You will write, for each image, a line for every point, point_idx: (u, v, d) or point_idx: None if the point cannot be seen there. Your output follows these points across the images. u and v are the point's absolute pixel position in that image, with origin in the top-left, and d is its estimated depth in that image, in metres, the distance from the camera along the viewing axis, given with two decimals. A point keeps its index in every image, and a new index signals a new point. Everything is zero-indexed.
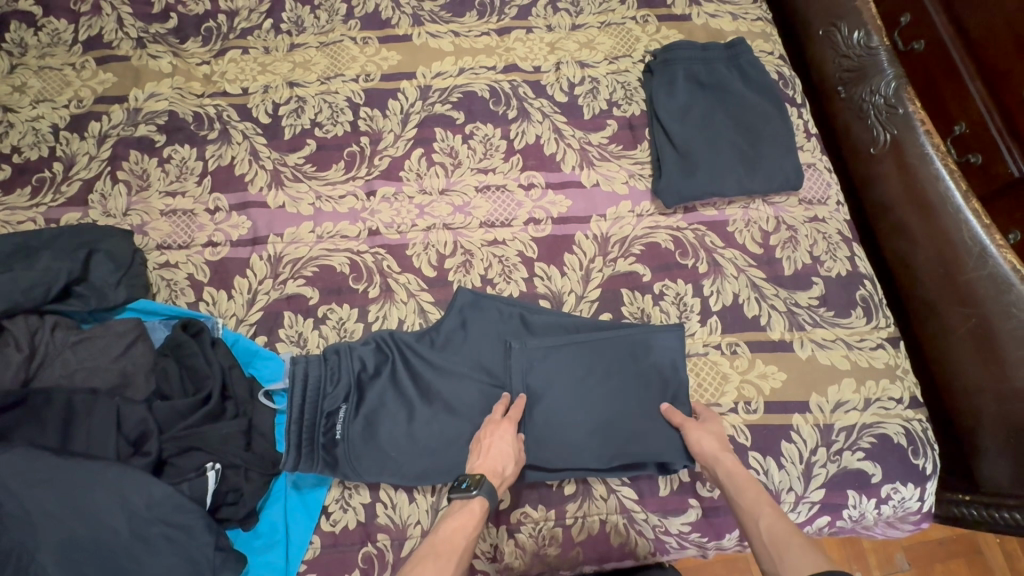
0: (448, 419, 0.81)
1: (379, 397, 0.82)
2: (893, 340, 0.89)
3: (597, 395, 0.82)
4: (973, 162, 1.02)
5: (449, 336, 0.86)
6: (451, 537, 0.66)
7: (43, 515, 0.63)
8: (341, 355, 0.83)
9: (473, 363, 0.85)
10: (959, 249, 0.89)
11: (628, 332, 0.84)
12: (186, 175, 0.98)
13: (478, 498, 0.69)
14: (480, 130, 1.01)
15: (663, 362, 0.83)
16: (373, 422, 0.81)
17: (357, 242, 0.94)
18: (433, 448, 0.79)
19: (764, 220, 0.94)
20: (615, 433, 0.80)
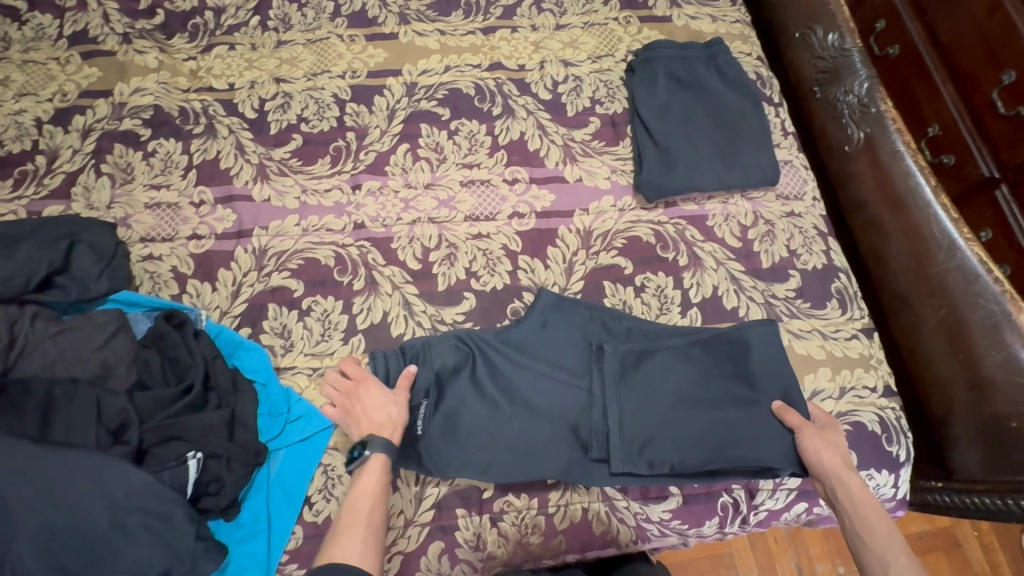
0: (525, 417, 0.81)
1: (459, 394, 0.82)
2: (867, 330, 0.91)
3: (688, 399, 0.83)
4: (946, 163, 1.05)
5: (529, 337, 0.87)
6: (358, 495, 0.70)
7: (21, 503, 0.63)
8: (428, 350, 0.83)
9: (554, 362, 0.85)
10: (930, 243, 0.92)
11: (719, 335, 0.85)
12: (171, 168, 0.98)
13: (373, 457, 0.73)
14: (465, 126, 1.02)
15: (762, 359, 0.84)
16: (452, 419, 0.80)
17: (342, 235, 0.94)
18: (504, 446, 0.79)
19: (743, 214, 0.97)
20: (708, 436, 0.80)
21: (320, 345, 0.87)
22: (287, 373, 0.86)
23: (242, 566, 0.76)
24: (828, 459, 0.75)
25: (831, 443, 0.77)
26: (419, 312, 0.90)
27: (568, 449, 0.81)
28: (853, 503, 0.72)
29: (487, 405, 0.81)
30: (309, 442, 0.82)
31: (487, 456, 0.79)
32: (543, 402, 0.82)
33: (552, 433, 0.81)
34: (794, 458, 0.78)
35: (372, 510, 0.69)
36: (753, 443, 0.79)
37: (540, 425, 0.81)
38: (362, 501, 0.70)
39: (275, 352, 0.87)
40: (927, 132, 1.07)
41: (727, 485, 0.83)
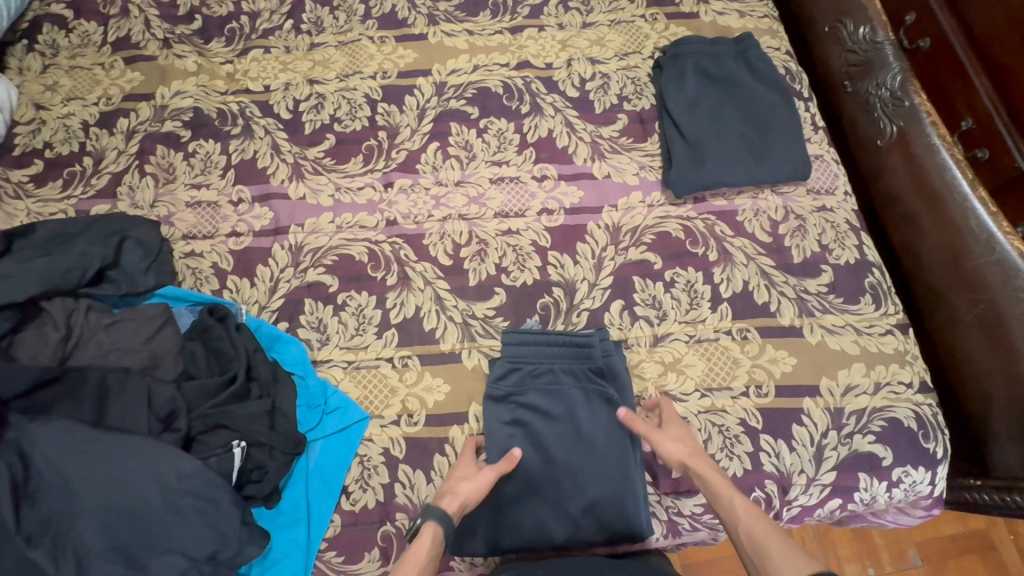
0: (532, 497, 0.79)
1: (542, 416, 0.83)
2: (902, 325, 0.90)
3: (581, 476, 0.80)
4: (980, 157, 1.02)
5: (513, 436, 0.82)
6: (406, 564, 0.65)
7: (83, 485, 0.66)
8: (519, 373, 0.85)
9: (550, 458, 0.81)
10: (967, 236, 0.91)
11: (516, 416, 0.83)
12: (210, 168, 1.01)
13: (428, 525, 0.69)
14: (494, 125, 1.04)
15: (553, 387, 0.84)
16: (578, 414, 0.82)
17: (375, 232, 0.96)
18: (590, 468, 0.80)
19: (773, 209, 0.96)
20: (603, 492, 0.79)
21: (355, 339, 0.89)
22: (323, 366, 0.88)
23: (284, 553, 0.78)
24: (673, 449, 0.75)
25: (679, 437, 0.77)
26: (451, 307, 0.91)
27: (561, 538, 0.79)
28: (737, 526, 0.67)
29: (548, 445, 0.81)
30: (345, 434, 0.84)
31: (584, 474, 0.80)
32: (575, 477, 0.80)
33: (549, 519, 0.78)
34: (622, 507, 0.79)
35: None
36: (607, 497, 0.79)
37: (544, 505, 0.79)
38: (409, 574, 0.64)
39: (312, 345, 0.89)
40: (960, 126, 1.05)
41: (759, 480, 0.82)
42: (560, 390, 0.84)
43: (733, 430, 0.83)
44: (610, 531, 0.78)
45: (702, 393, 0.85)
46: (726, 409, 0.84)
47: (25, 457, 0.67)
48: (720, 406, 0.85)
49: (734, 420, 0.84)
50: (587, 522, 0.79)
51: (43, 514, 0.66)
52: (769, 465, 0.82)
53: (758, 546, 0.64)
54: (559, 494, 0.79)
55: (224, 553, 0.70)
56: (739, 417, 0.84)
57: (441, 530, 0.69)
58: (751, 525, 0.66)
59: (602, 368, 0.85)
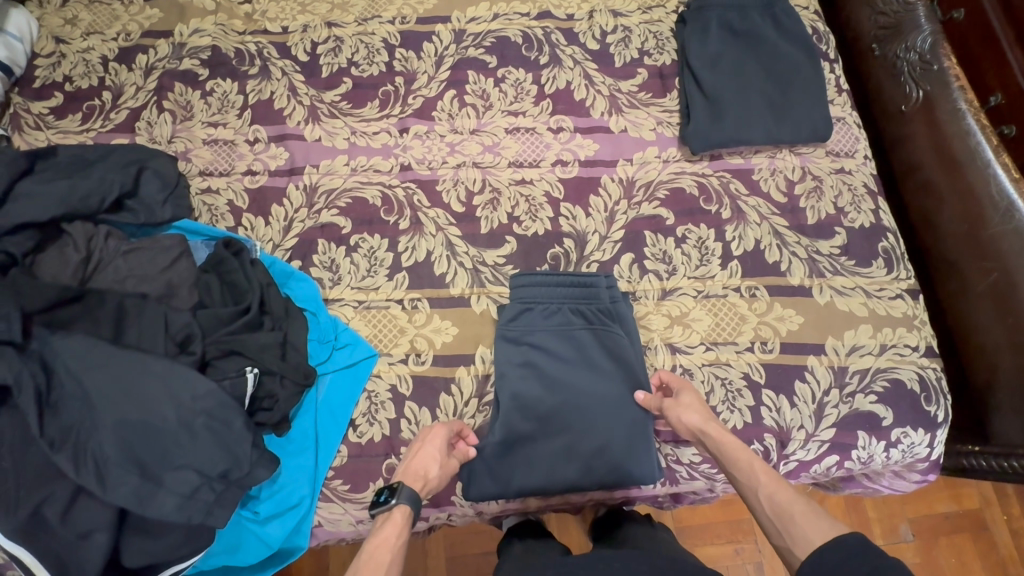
0: (544, 435, 0.81)
1: (552, 360, 0.84)
2: (912, 291, 0.89)
3: (589, 415, 0.81)
4: (1006, 134, 1.00)
5: (521, 378, 0.83)
6: (378, 548, 0.69)
7: (102, 397, 0.69)
8: (529, 317, 0.86)
9: (559, 399, 0.82)
10: (984, 204, 0.90)
11: (526, 357, 0.84)
12: (228, 108, 1.02)
13: (398, 507, 0.73)
14: (512, 74, 1.03)
15: (559, 332, 0.85)
16: (585, 357, 0.84)
17: (389, 176, 0.97)
18: (600, 409, 0.82)
19: (790, 169, 0.95)
20: (611, 432, 0.81)
21: (366, 280, 0.91)
22: (334, 305, 0.90)
23: (292, 478, 0.81)
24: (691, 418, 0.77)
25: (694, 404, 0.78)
26: (461, 253, 0.92)
27: (574, 477, 0.80)
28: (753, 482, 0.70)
29: (558, 387, 0.82)
30: (356, 369, 0.86)
31: (588, 416, 0.81)
32: (582, 417, 0.81)
33: (562, 456, 0.80)
34: (628, 449, 0.80)
35: (391, 563, 0.69)
36: (609, 437, 0.80)
37: (556, 444, 0.81)
38: (381, 552, 0.69)
39: (324, 284, 0.91)
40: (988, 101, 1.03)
41: (759, 433, 0.83)
42: (568, 333, 0.85)
43: (736, 383, 0.84)
44: (624, 471, 0.80)
45: (707, 346, 0.86)
46: (730, 362, 0.85)
47: (47, 368, 0.70)
48: (724, 359, 0.85)
49: (737, 374, 0.85)
50: (600, 460, 0.80)
51: (64, 422, 0.68)
52: (770, 419, 0.83)
53: (777, 507, 0.66)
54: (571, 434, 0.81)
55: (235, 473, 0.73)
56: (743, 371, 0.85)
57: (409, 512, 0.73)
58: (778, 494, 0.67)
59: (609, 313, 0.86)
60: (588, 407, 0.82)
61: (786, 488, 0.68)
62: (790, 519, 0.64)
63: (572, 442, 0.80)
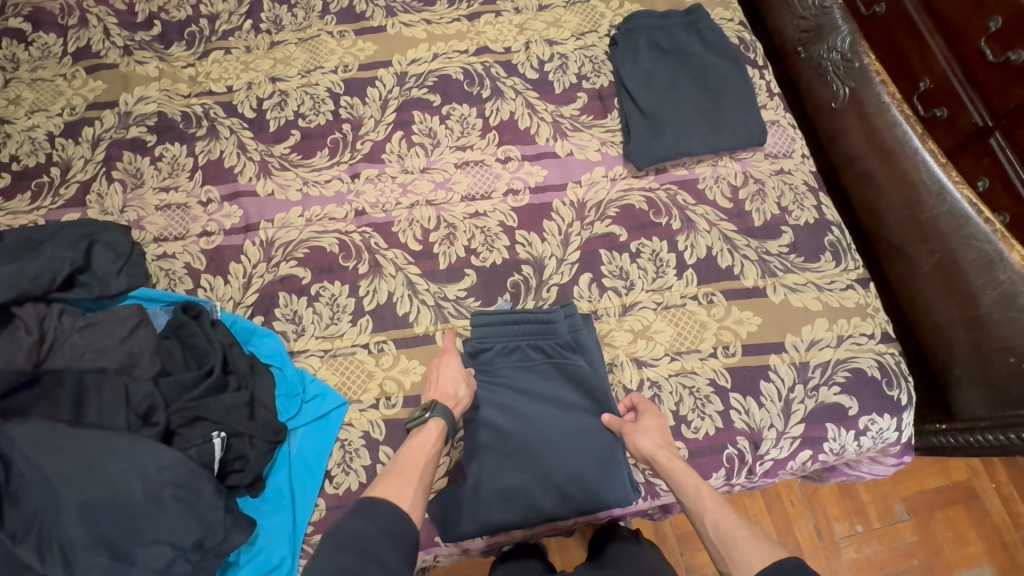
0: (518, 469, 0.81)
1: (518, 395, 0.85)
2: (862, 280, 0.92)
3: (558, 445, 0.81)
4: (940, 116, 1.07)
5: (488, 417, 0.83)
6: (414, 452, 0.75)
7: (64, 480, 0.68)
8: (489, 355, 0.87)
9: (526, 433, 0.82)
10: (920, 190, 0.93)
11: (490, 396, 0.84)
12: (178, 171, 1.02)
13: (433, 420, 0.78)
14: (457, 111, 1.05)
15: (520, 367, 0.86)
16: (551, 388, 0.85)
17: (345, 223, 0.98)
18: (571, 439, 0.82)
19: (732, 175, 0.98)
20: (582, 459, 0.81)
21: (330, 328, 0.91)
22: (300, 356, 0.89)
23: (270, 539, 0.80)
24: (647, 443, 0.77)
25: (651, 427, 0.79)
26: (423, 291, 0.93)
27: (552, 507, 0.80)
28: (701, 506, 0.71)
29: (527, 422, 0.83)
30: (326, 421, 0.85)
31: (558, 447, 0.81)
32: (552, 447, 0.81)
33: (537, 489, 0.80)
34: (600, 474, 0.81)
35: (426, 466, 0.74)
36: (581, 464, 0.81)
37: (530, 477, 0.80)
38: (418, 456, 0.75)
39: (288, 337, 0.90)
40: (919, 88, 1.09)
41: (731, 437, 0.84)
42: (531, 367, 0.86)
43: (703, 390, 0.86)
44: (600, 497, 0.80)
45: (672, 356, 0.88)
46: (696, 370, 0.87)
47: (5, 457, 0.68)
48: (689, 368, 0.87)
49: (703, 381, 0.86)
50: (575, 490, 0.80)
51: (26, 511, 0.67)
52: (740, 422, 0.84)
53: (722, 531, 0.68)
54: (544, 465, 0.81)
55: (210, 541, 0.72)
56: (709, 377, 0.86)
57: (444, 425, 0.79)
58: (725, 518, 0.68)
59: (570, 346, 0.86)
60: (557, 438, 0.82)
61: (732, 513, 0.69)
62: (733, 543, 0.66)
63: (546, 475, 0.80)
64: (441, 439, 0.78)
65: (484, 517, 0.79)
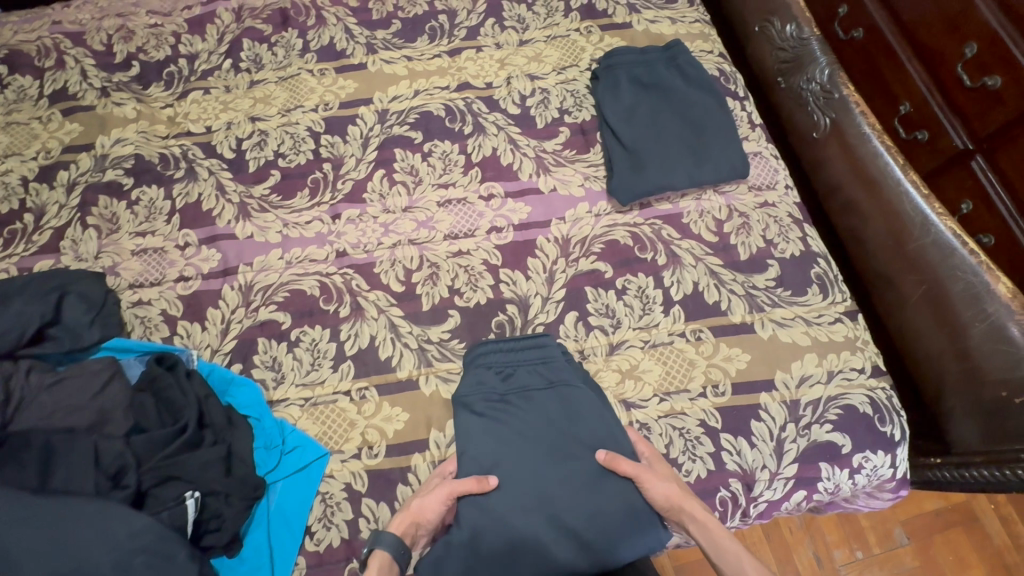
0: (523, 513, 0.77)
1: (519, 428, 0.83)
2: (851, 313, 0.91)
3: (565, 482, 0.79)
4: (921, 138, 1.14)
5: (489, 452, 0.81)
6: None
7: (27, 552, 0.64)
8: (489, 386, 0.85)
9: (532, 471, 0.80)
10: (905, 220, 0.93)
11: (489, 431, 0.82)
12: (155, 215, 1.01)
13: (375, 555, 0.69)
14: (439, 147, 1.05)
15: (523, 399, 0.85)
16: (552, 420, 0.83)
17: (326, 264, 0.96)
18: (578, 476, 0.80)
19: (717, 209, 0.98)
20: (592, 497, 0.79)
21: (311, 375, 0.88)
22: (279, 406, 0.87)
23: None
24: (663, 491, 0.75)
25: (663, 474, 0.78)
26: (406, 334, 0.91)
27: (568, 558, 0.75)
28: (740, 569, 0.68)
29: (531, 463, 0.80)
30: (305, 474, 0.82)
31: (566, 486, 0.79)
32: (558, 485, 0.79)
33: (545, 534, 0.76)
34: (613, 512, 0.78)
35: None
36: (593, 503, 0.78)
37: (541, 520, 0.77)
38: None
39: (267, 385, 0.88)
40: (900, 110, 1.16)
41: (723, 479, 0.82)
42: (531, 400, 0.85)
43: (694, 432, 0.84)
44: (615, 541, 0.77)
45: (661, 397, 0.86)
46: (686, 411, 0.85)
47: None
48: (679, 409, 0.85)
49: (694, 422, 0.84)
50: (587, 531, 0.77)
51: None
52: (732, 463, 0.82)
53: None
54: (553, 507, 0.78)
55: None
56: (699, 418, 0.84)
57: (387, 558, 0.69)
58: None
59: (574, 377, 0.86)
60: (564, 476, 0.80)
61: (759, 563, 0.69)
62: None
63: (556, 516, 0.77)
64: (387, 574, 0.68)
65: (484, 574, 0.75)
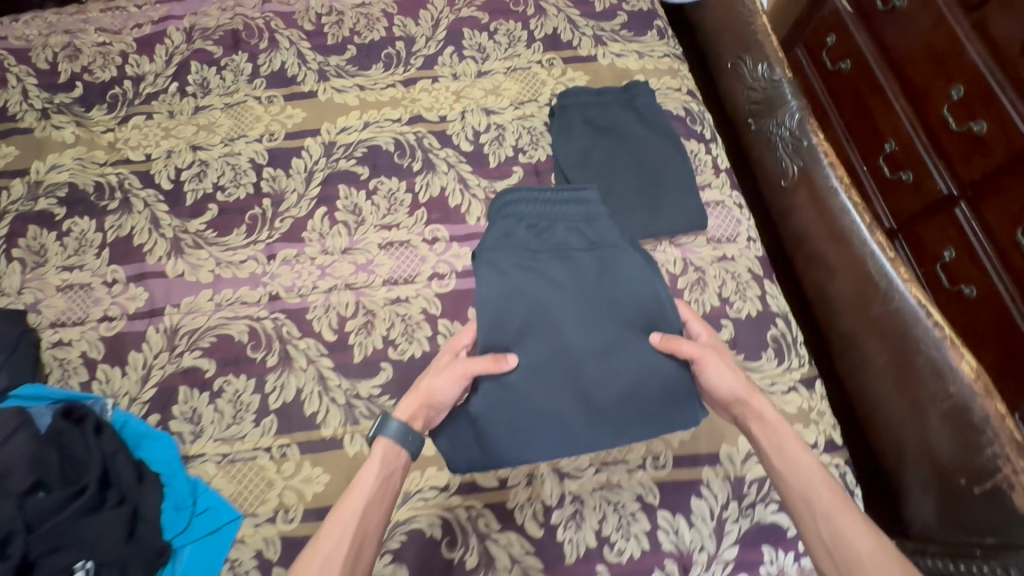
0: (557, 403, 0.73)
1: (553, 280, 0.78)
2: (806, 381, 0.86)
3: (611, 369, 0.75)
4: (906, 178, 1.27)
5: (497, 300, 0.76)
6: (354, 490, 0.66)
7: None
8: (507, 224, 0.83)
9: (565, 332, 0.76)
10: (869, 283, 0.87)
11: (527, 280, 0.77)
12: (85, 248, 0.96)
13: (380, 442, 0.69)
14: (385, 185, 1.00)
15: (565, 237, 0.82)
16: (577, 268, 0.79)
17: (257, 307, 0.92)
18: (623, 359, 0.75)
19: (672, 262, 0.92)
20: (638, 407, 0.74)
21: (231, 429, 0.84)
22: (194, 462, 0.83)
23: None
24: (732, 381, 0.73)
25: (728, 364, 0.74)
26: (334, 387, 0.86)
27: (600, 440, 0.73)
28: (830, 515, 0.63)
29: (579, 336, 0.75)
30: (214, 539, 0.78)
31: (610, 388, 0.74)
32: (607, 396, 0.74)
33: (574, 413, 0.73)
34: (658, 373, 0.75)
35: (366, 510, 0.65)
36: (651, 418, 0.75)
37: (570, 400, 0.74)
38: (358, 494, 0.66)
39: (184, 439, 0.84)
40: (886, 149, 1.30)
41: (658, 560, 0.76)
42: (574, 272, 0.79)
43: (629, 507, 0.78)
44: (664, 420, 0.75)
45: (597, 467, 0.81)
46: (622, 484, 0.80)
47: None
48: (615, 481, 0.80)
49: (630, 496, 0.79)
50: (615, 401, 0.74)
51: None
52: (668, 543, 0.77)
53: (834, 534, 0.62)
54: (584, 383, 0.74)
55: None
56: (636, 492, 0.79)
57: (392, 445, 0.69)
58: (820, 494, 0.65)
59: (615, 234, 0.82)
60: (606, 344, 0.76)
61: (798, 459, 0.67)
62: (814, 497, 0.65)
63: (591, 405, 0.73)
64: (390, 462, 0.69)
65: (495, 434, 0.73)
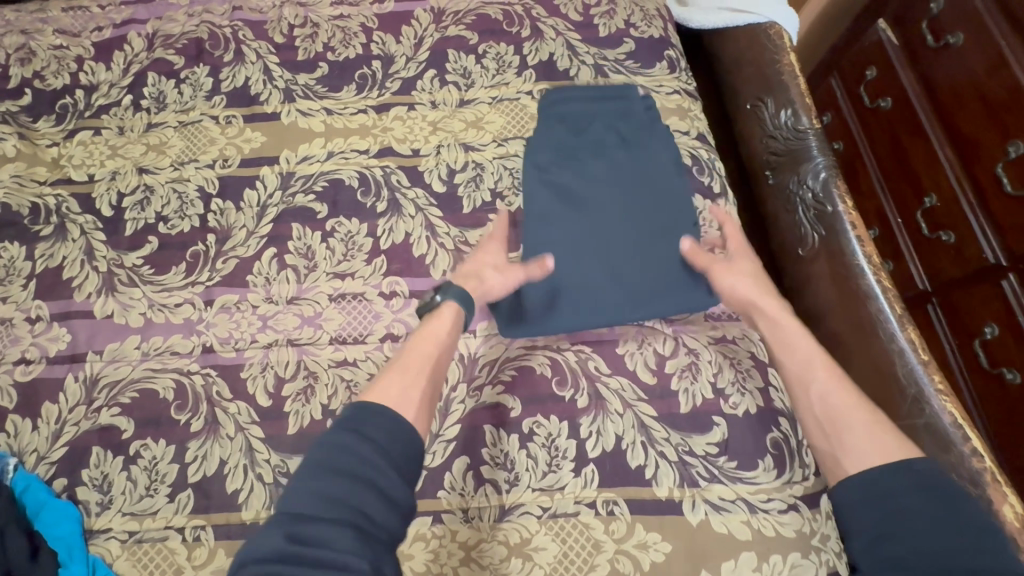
0: (581, 271, 0.84)
1: (587, 177, 0.90)
2: (810, 499, 0.72)
3: (635, 246, 0.85)
4: (947, 240, 1.08)
5: (544, 195, 0.89)
6: (423, 340, 0.74)
7: None
8: (552, 145, 0.92)
9: (596, 208, 0.88)
10: (892, 386, 0.73)
11: (560, 176, 0.90)
12: (11, 278, 0.87)
13: (446, 304, 0.78)
14: (343, 227, 0.88)
15: (606, 127, 0.93)
16: (617, 161, 0.90)
17: (188, 360, 0.82)
18: (647, 256, 0.85)
19: (661, 340, 0.80)
20: (659, 285, 0.83)
21: (142, 502, 0.75)
22: (98, 538, 0.73)
23: None
24: (742, 287, 0.79)
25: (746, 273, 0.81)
26: (261, 462, 0.76)
27: (620, 311, 0.82)
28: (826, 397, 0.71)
29: (605, 218, 0.87)
30: None
31: (636, 269, 0.84)
32: (628, 271, 0.84)
33: (601, 281, 0.83)
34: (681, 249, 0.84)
35: (432, 361, 0.73)
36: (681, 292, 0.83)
37: (597, 276, 0.84)
38: (424, 349, 0.73)
39: (90, 510, 0.74)
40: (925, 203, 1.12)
41: None
42: (614, 158, 0.91)
43: None
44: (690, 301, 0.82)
45: None
46: None
47: None
48: None
49: None
50: (645, 282, 0.83)
51: None
52: None
53: (827, 415, 0.70)
54: (610, 263, 0.84)
55: None
56: None
57: (455, 307, 0.78)
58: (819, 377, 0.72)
59: (645, 120, 0.92)
60: (635, 227, 0.86)
61: (843, 388, 0.71)
62: (813, 379, 0.73)
63: (616, 275, 0.84)
64: (454, 324, 0.77)
65: (536, 300, 0.83)
